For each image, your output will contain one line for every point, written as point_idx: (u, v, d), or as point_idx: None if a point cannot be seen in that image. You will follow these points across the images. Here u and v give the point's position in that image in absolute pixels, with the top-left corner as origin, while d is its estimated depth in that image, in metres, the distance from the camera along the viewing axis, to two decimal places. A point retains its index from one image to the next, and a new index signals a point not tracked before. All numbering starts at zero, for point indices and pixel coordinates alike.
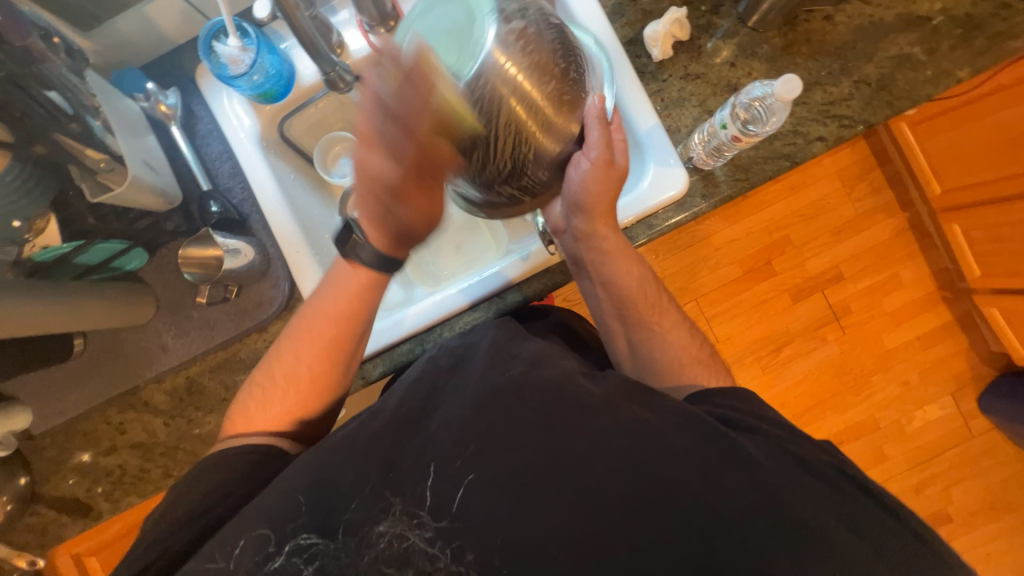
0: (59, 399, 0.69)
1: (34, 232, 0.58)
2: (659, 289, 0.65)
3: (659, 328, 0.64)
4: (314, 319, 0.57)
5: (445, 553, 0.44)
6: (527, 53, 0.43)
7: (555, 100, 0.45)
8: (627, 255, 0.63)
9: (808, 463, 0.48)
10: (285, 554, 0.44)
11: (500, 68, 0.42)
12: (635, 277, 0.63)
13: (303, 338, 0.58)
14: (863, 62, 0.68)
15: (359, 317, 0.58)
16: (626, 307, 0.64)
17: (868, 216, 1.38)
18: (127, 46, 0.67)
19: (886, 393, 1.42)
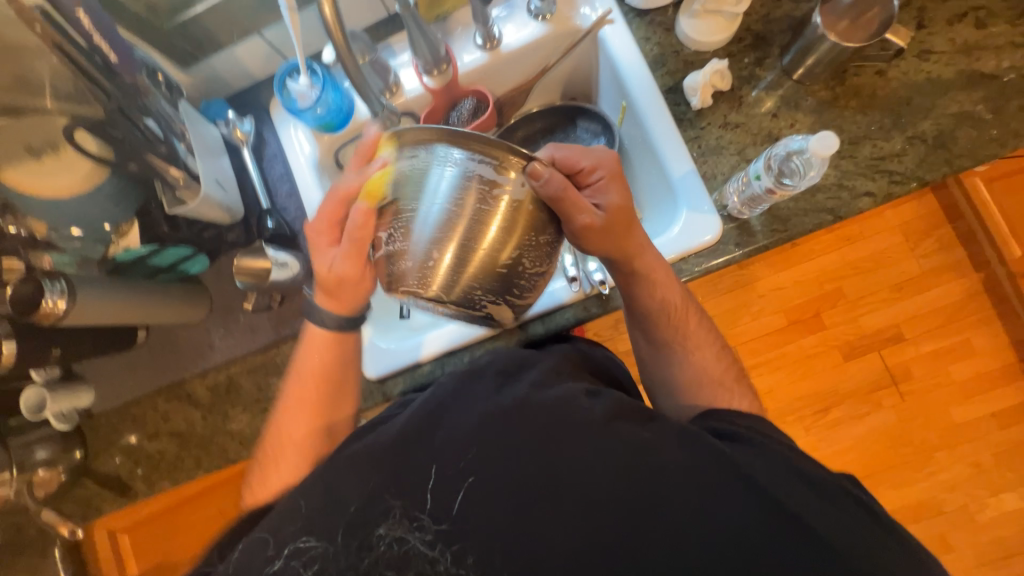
0: (120, 383, 0.77)
1: (118, 235, 0.66)
2: (688, 305, 0.63)
3: (681, 344, 0.62)
4: (295, 380, 0.62)
5: (445, 556, 0.44)
6: (460, 264, 0.44)
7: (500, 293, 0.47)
8: (660, 276, 0.60)
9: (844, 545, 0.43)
10: (284, 557, 0.45)
11: (438, 266, 0.44)
12: (654, 293, 0.60)
13: (294, 389, 0.62)
14: (919, 119, 0.65)
15: (338, 364, 0.62)
16: (650, 326, 0.62)
17: (934, 274, 1.27)
18: (215, 79, 0.77)
19: (952, 473, 1.27)
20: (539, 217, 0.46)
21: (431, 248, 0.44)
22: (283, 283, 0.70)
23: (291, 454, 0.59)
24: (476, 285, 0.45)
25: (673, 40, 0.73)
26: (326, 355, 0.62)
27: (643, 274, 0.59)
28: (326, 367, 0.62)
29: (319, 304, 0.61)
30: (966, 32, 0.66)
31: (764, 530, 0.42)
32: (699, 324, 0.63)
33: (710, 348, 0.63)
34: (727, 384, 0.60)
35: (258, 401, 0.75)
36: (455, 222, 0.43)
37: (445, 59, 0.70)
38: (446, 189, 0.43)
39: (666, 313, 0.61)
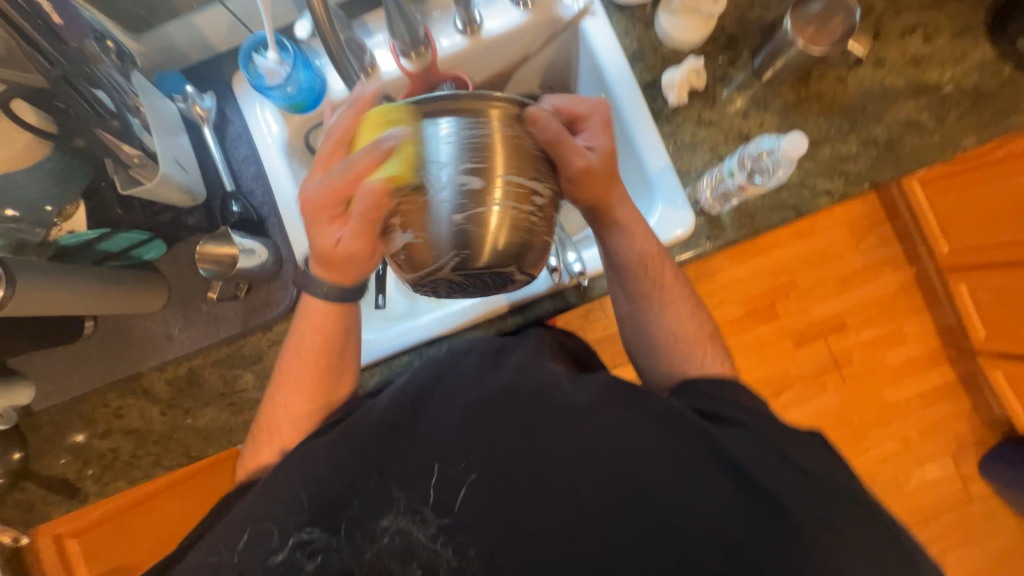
0: (64, 378, 0.71)
1: (62, 218, 0.63)
2: (664, 261, 0.65)
3: (659, 298, 0.64)
4: (292, 355, 0.59)
5: (446, 549, 0.44)
6: (473, 217, 0.41)
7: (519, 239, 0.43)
8: (642, 228, 0.62)
9: None
10: (287, 548, 0.45)
11: (450, 225, 0.41)
12: (632, 242, 0.62)
13: (287, 366, 0.59)
14: (872, 124, 0.70)
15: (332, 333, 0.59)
16: (629, 278, 0.63)
17: (877, 268, 1.37)
18: (170, 50, 0.71)
19: (884, 448, 1.40)
20: (529, 154, 0.44)
21: (439, 208, 0.41)
22: (250, 270, 0.67)
23: (290, 436, 0.57)
24: (503, 235, 0.42)
25: (652, 36, 0.74)
26: (323, 328, 0.59)
27: (624, 225, 0.61)
28: (322, 335, 0.59)
29: (314, 271, 0.57)
30: (915, 45, 0.71)
31: (732, 508, 0.45)
32: (675, 277, 0.65)
33: (685, 302, 0.65)
34: (701, 340, 0.63)
35: (224, 395, 0.72)
36: (466, 172, 0.41)
37: (424, 42, 0.68)
38: (449, 147, 0.41)
39: (644, 264, 0.63)
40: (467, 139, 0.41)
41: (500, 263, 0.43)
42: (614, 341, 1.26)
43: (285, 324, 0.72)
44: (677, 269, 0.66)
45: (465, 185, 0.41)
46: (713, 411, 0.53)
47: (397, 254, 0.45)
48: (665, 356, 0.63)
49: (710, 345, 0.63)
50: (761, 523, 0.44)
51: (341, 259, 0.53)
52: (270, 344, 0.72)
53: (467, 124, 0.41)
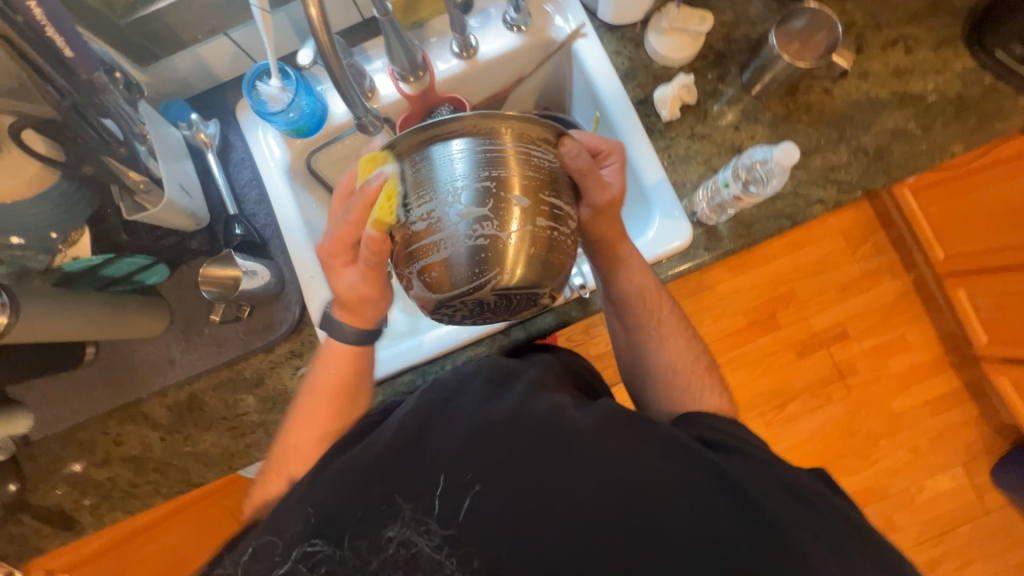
0: (63, 406, 0.70)
1: (67, 244, 0.62)
2: (662, 296, 0.64)
3: (656, 329, 0.64)
4: (306, 396, 0.59)
5: (450, 560, 0.43)
6: (490, 242, 0.39)
7: (541, 259, 0.41)
8: (639, 264, 0.62)
9: (822, 527, 0.45)
10: (290, 560, 0.44)
11: (466, 250, 0.40)
12: (634, 279, 0.62)
13: (302, 403, 0.59)
14: (860, 133, 0.72)
15: (356, 379, 0.59)
16: (627, 308, 0.64)
17: (873, 275, 1.39)
18: (176, 79, 0.73)
19: (894, 458, 1.38)
20: (558, 178, 0.44)
21: (455, 230, 0.40)
22: (252, 292, 0.67)
23: (297, 465, 0.57)
24: (525, 258, 0.40)
25: (643, 55, 0.77)
26: (343, 370, 0.59)
27: (625, 261, 0.61)
28: (342, 383, 0.58)
29: (337, 319, 0.58)
30: (897, 57, 0.73)
31: (743, 517, 0.44)
32: (673, 313, 0.65)
33: (681, 334, 0.65)
34: (697, 370, 0.63)
35: (225, 419, 0.71)
36: (481, 189, 0.40)
37: (422, 67, 0.70)
38: (461, 164, 0.41)
39: (642, 295, 0.63)
40: (478, 158, 0.41)
41: (528, 288, 0.41)
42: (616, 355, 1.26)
43: (286, 345, 0.72)
44: (674, 302, 0.66)
45: (477, 208, 0.40)
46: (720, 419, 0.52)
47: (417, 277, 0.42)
48: (661, 380, 0.63)
49: (706, 376, 0.63)
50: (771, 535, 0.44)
51: (359, 304, 0.56)
52: (272, 366, 0.72)
53: (480, 142, 0.41)
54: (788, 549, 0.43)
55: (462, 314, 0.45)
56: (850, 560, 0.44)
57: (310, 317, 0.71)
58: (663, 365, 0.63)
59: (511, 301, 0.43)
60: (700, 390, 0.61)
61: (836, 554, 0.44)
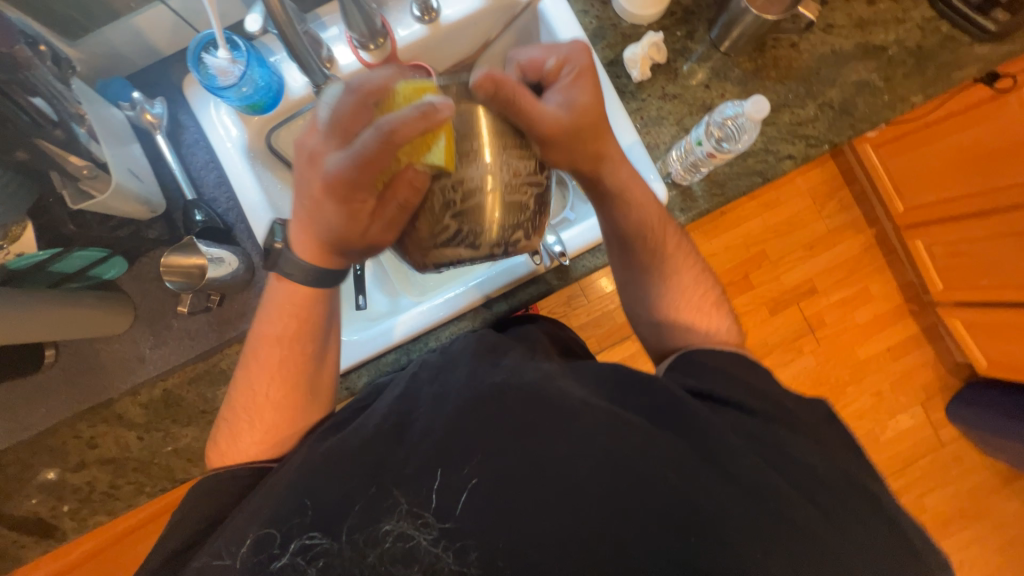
0: (26, 414, 0.66)
1: (9, 240, 0.59)
2: (665, 228, 0.64)
3: (666, 264, 0.63)
4: (257, 340, 0.56)
5: (447, 553, 0.43)
6: (474, 196, 0.43)
7: (518, 208, 0.44)
8: (641, 197, 0.62)
9: (798, 469, 0.48)
10: (289, 553, 0.44)
11: (446, 210, 0.44)
12: (632, 210, 0.61)
13: (261, 356, 0.56)
14: (827, 87, 0.73)
15: (310, 315, 0.56)
16: (629, 249, 0.63)
17: (839, 231, 1.45)
18: (111, 55, 0.67)
19: (860, 402, 1.47)
20: (510, 121, 0.45)
21: (437, 193, 0.44)
22: (222, 280, 0.65)
23: (270, 423, 0.54)
24: (502, 220, 0.44)
25: (611, 14, 0.75)
26: (300, 314, 0.56)
27: (622, 192, 0.60)
28: (295, 325, 0.56)
29: (296, 254, 0.54)
30: (860, 8, 0.74)
31: (727, 466, 0.46)
32: (677, 243, 0.64)
33: (688, 271, 0.63)
34: (706, 309, 0.62)
35: (204, 413, 0.69)
36: (467, 160, 0.43)
37: (382, 33, 0.67)
38: (404, 119, 0.40)
39: (643, 233, 0.62)
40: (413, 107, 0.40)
41: (510, 238, 0.45)
42: (599, 325, 1.28)
43: None
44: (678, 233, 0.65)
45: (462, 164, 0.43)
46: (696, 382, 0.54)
47: (412, 243, 0.47)
48: (655, 333, 0.63)
49: (713, 316, 0.61)
50: (753, 480, 0.45)
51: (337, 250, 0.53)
52: None
53: (455, 116, 0.44)
54: (771, 492, 0.45)
55: (451, 267, 0.48)
56: (825, 495, 0.46)
57: None
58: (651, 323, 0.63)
59: (489, 256, 0.46)
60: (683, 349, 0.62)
61: (814, 491, 0.46)
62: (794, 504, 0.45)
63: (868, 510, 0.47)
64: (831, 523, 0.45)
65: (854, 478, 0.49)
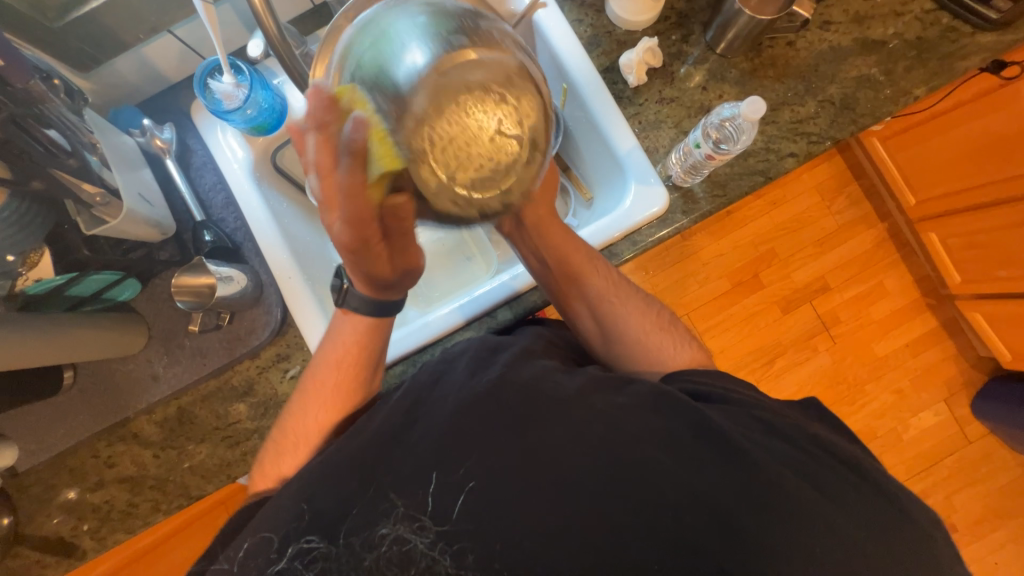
0: (46, 435, 0.68)
1: (26, 266, 0.59)
2: (599, 258, 0.67)
3: (602, 291, 0.64)
4: (320, 368, 0.58)
5: (445, 556, 0.43)
6: (471, 65, 0.37)
7: (519, 74, 0.39)
8: (563, 225, 0.65)
9: (812, 470, 0.47)
10: (287, 558, 0.44)
11: (433, 79, 0.36)
12: (560, 252, 0.64)
13: (315, 384, 0.57)
14: (827, 84, 0.72)
15: (369, 351, 0.58)
16: (566, 275, 0.65)
17: (849, 227, 1.42)
18: (122, 85, 0.69)
19: (881, 401, 1.43)
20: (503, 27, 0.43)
21: (423, 59, 0.37)
22: (230, 299, 0.66)
23: (313, 440, 0.55)
24: (511, 101, 0.37)
25: (605, 22, 0.76)
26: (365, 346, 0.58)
27: (544, 225, 0.65)
28: (358, 357, 0.58)
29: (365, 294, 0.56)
30: (857, 3, 0.73)
31: (737, 467, 0.46)
32: (612, 272, 0.66)
33: (631, 297, 0.65)
34: (659, 329, 0.63)
35: (217, 429, 0.70)
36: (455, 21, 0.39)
37: None
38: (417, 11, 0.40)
39: (580, 256, 0.65)
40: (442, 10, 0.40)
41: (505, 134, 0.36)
42: None
43: (272, 349, 0.71)
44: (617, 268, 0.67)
45: (456, 33, 0.38)
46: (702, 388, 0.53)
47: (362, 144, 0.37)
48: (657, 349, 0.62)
49: (672, 333, 0.64)
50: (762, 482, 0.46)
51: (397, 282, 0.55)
52: (259, 371, 0.71)
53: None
54: (782, 490, 0.45)
55: (447, 171, 0.36)
56: (840, 498, 0.46)
57: (293, 318, 0.70)
58: (643, 328, 0.63)
59: (473, 158, 0.36)
60: (674, 350, 0.62)
61: (830, 493, 0.45)
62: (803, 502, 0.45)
63: (877, 509, 0.47)
64: (843, 520, 0.45)
65: (868, 477, 0.48)
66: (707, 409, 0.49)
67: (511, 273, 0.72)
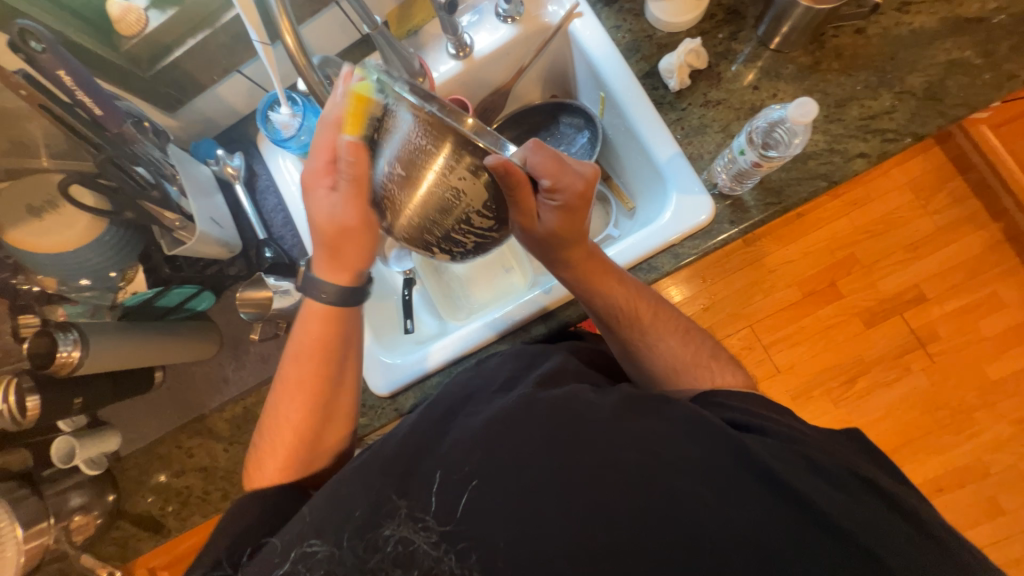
0: (143, 425, 0.79)
1: (126, 281, 0.68)
2: (644, 301, 0.62)
3: (645, 338, 0.61)
4: (290, 363, 0.58)
5: (450, 556, 0.43)
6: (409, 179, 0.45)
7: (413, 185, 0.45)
8: (604, 277, 0.61)
9: (864, 516, 0.42)
10: (289, 562, 0.44)
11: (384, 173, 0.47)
12: (596, 294, 0.61)
13: (291, 377, 0.58)
14: (906, 73, 0.63)
15: (337, 340, 0.58)
16: (611, 327, 0.62)
17: (949, 229, 1.24)
18: (202, 120, 0.78)
19: (994, 432, 1.22)
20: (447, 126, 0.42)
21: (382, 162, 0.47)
22: (287, 310, 0.71)
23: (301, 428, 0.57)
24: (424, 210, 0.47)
25: (645, 25, 0.73)
26: (327, 335, 0.57)
27: (582, 285, 0.61)
28: (322, 346, 0.57)
29: (317, 276, 0.57)
30: None
31: (778, 506, 0.42)
32: (658, 313, 0.62)
33: (674, 333, 0.61)
34: (696, 360, 0.59)
35: None
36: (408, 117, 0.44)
37: (421, 74, 0.71)
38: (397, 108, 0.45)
39: (619, 311, 0.61)
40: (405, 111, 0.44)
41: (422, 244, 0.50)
42: None
43: None
44: (660, 304, 0.63)
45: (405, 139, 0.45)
46: (741, 421, 0.50)
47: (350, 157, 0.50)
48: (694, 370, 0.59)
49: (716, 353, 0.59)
50: (804, 520, 0.42)
51: (348, 246, 0.56)
52: None
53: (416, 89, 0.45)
54: (825, 533, 0.42)
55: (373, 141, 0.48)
56: (894, 547, 0.41)
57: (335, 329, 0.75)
58: (675, 357, 0.60)
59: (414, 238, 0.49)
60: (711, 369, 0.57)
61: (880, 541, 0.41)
62: (852, 548, 0.41)
63: (939, 562, 0.42)
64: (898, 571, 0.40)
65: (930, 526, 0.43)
66: (745, 437, 0.46)
67: (544, 288, 0.71)
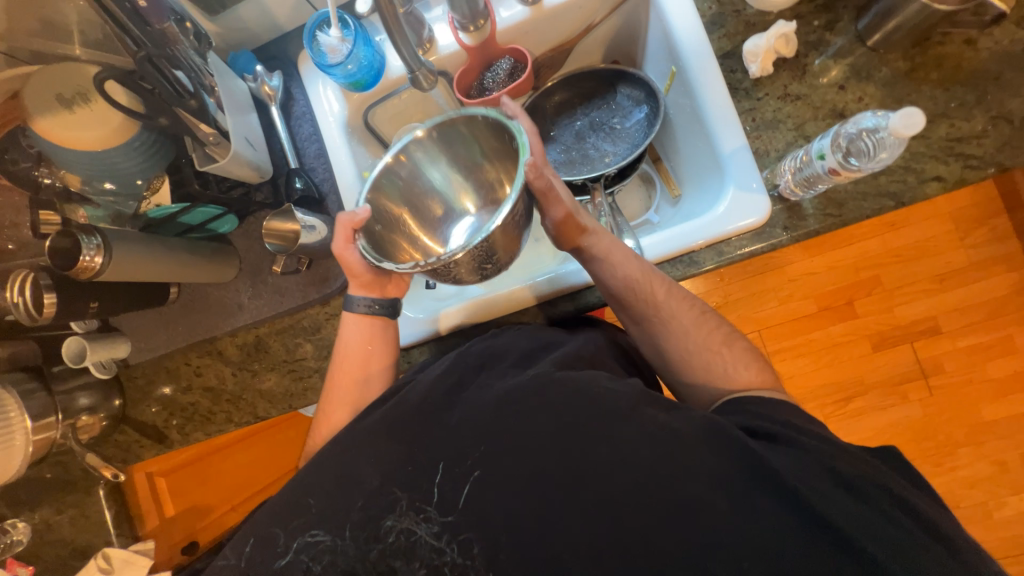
0: (153, 338, 0.79)
1: (150, 191, 0.65)
2: (660, 280, 0.60)
3: (654, 317, 0.60)
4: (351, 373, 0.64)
5: (450, 546, 0.44)
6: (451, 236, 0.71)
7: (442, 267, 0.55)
8: (620, 250, 0.61)
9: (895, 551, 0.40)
10: (293, 551, 0.46)
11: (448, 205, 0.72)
12: (611, 272, 0.60)
13: (339, 381, 0.64)
14: (1007, 96, 0.59)
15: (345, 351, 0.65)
16: (622, 305, 0.61)
17: (984, 266, 1.20)
18: (244, 30, 0.74)
19: (974, 470, 1.24)
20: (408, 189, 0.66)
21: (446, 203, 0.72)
22: (312, 246, 0.69)
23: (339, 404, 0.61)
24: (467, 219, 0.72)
25: None
26: (367, 350, 0.65)
27: (598, 257, 0.61)
28: (358, 360, 0.64)
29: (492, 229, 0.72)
30: None
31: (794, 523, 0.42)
32: (671, 292, 0.60)
33: (687, 313, 0.59)
34: (712, 347, 0.58)
35: (286, 362, 0.76)
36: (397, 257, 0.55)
37: (484, 15, 0.66)
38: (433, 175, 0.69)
39: (630, 287, 0.60)
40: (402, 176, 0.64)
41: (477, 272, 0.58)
42: None
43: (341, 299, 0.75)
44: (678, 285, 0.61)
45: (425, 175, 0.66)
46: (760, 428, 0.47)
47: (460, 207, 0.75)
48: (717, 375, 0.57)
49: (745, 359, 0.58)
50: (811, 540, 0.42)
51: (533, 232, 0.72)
52: (328, 318, 0.76)
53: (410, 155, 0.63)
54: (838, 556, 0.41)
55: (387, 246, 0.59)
56: None
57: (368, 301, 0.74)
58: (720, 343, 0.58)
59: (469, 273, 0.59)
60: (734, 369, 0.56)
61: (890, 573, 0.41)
62: None
63: None
64: None
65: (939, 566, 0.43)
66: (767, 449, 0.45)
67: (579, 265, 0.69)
